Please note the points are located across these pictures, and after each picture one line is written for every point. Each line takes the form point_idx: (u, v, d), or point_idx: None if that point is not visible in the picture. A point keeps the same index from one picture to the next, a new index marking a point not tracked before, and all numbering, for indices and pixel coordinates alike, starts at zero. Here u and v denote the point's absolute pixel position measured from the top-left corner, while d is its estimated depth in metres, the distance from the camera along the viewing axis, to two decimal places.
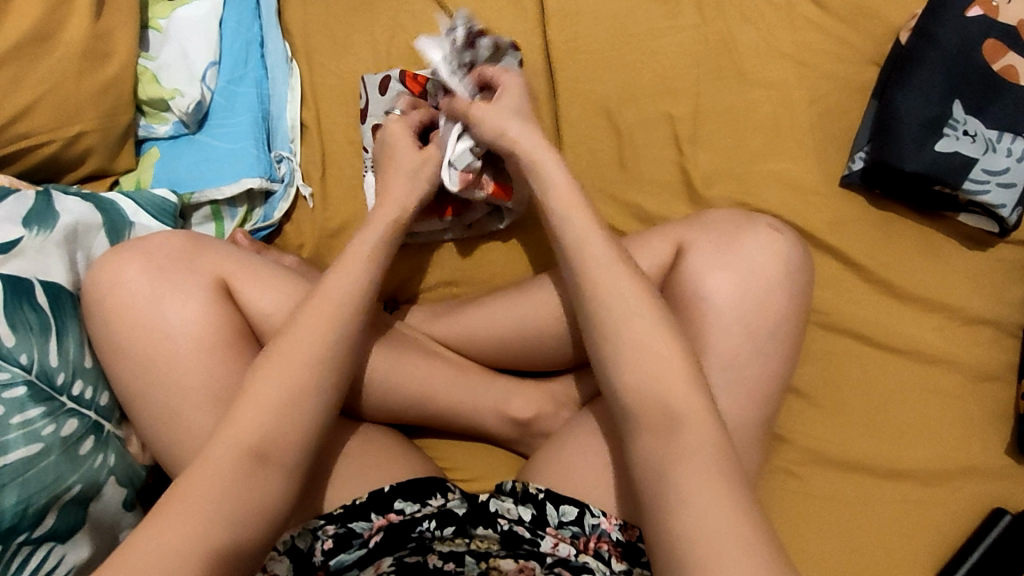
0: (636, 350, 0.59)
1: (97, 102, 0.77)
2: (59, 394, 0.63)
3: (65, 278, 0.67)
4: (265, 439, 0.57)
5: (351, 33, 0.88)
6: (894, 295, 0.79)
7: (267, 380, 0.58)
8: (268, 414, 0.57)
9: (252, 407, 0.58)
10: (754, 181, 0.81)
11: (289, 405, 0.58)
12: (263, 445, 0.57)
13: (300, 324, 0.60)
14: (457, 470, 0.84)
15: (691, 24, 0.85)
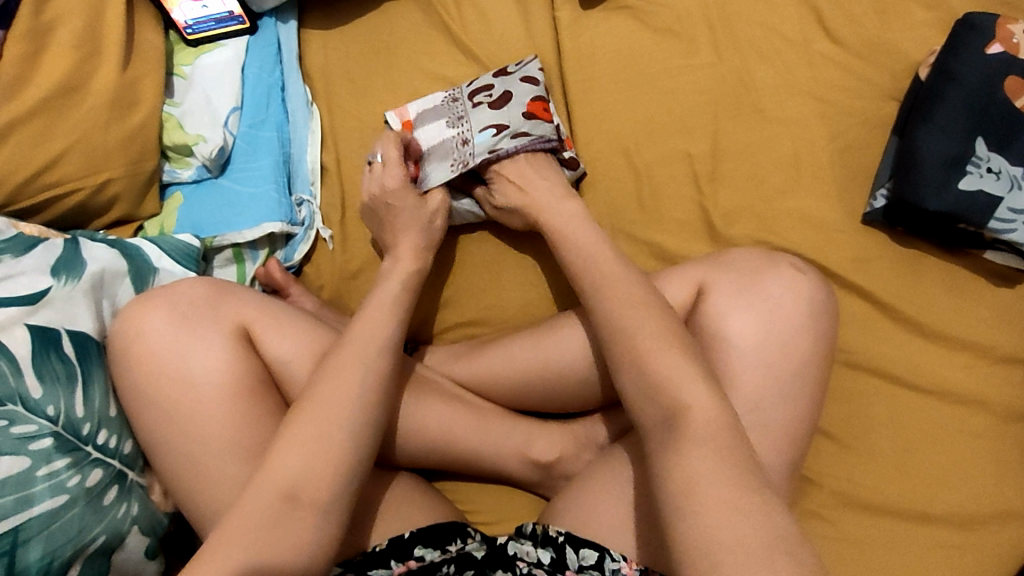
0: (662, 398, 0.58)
1: (123, 150, 0.79)
2: (84, 444, 0.63)
3: (91, 327, 0.68)
4: (300, 493, 0.57)
5: (371, 76, 0.89)
6: (920, 333, 0.78)
7: (307, 438, 0.59)
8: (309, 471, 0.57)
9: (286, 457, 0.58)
10: (774, 218, 0.81)
11: (320, 456, 0.58)
12: (304, 493, 0.57)
13: (341, 385, 0.61)
14: (478, 511, 0.84)
15: (708, 62, 0.85)
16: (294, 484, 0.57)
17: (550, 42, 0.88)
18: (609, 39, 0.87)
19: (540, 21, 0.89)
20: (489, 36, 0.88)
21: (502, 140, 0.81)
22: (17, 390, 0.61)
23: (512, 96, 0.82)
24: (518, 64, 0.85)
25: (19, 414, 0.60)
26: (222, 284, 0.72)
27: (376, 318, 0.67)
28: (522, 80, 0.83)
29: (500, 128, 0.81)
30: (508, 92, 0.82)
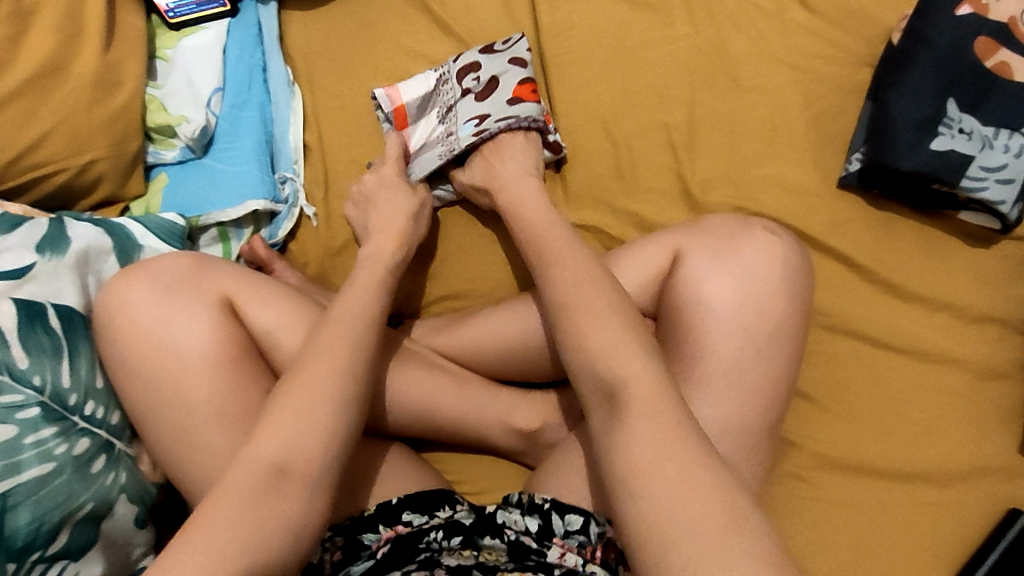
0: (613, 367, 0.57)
1: (106, 130, 0.80)
2: (71, 414, 0.64)
3: (77, 301, 0.69)
4: (291, 456, 0.58)
5: (351, 55, 0.90)
6: (896, 295, 0.79)
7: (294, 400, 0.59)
8: (295, 431, 0.58)
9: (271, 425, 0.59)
10: (750, 185, 0.82)
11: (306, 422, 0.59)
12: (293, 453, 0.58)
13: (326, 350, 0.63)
14: (466, 483, 0.85)
15: (684, 33, 0.86)
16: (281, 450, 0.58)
17: (528, 18, 0.89)
18: (586, 12, 0.88)
19: None
20: (468, 13, 0.89)
21: (486, 126, 0.82)
22: (4, 361, 0.62)
23: (498, 83, 0.84)
24: (506, 42, 0.86)
25: (6, 384, 0.61)
26: (204, 258, 0.73)
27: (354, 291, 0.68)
28: (510, 62, 0.84)
29: (483, 118, 0.83)
30: (495, 80, 0.84)
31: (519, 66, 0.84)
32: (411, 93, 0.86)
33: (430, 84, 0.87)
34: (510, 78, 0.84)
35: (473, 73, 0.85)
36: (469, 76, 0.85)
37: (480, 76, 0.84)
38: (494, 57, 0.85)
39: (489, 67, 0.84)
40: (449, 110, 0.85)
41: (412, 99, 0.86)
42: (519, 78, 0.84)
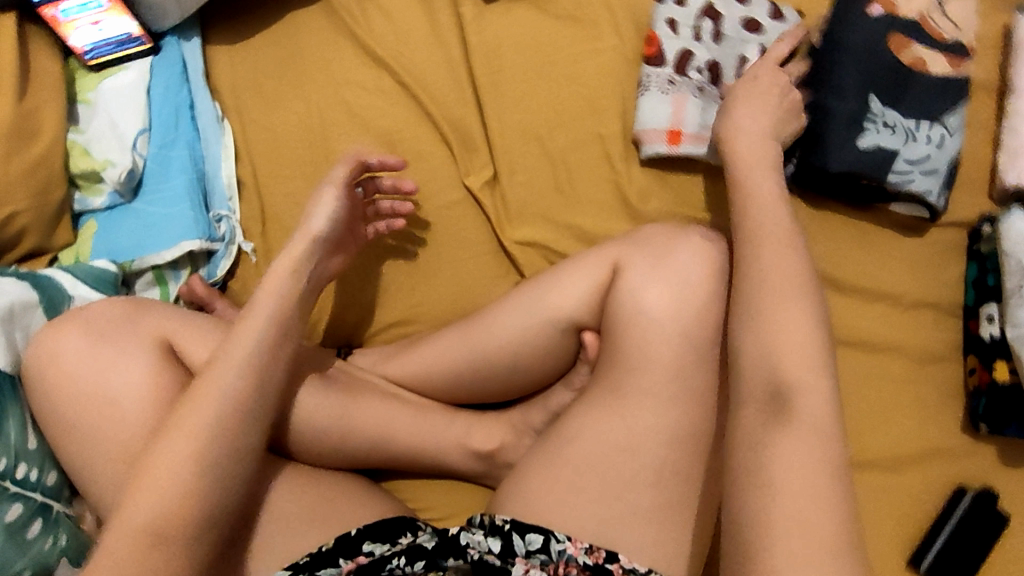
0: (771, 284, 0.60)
1: (28, 181, 0.78)
2: (1, 479, 0.62)
3: (4, 361, 0.67)
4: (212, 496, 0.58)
5: (280, 85, 0.89)
6: (834, 288, 0.81)
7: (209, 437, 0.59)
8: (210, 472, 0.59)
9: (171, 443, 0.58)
10: (688, 191, 0.83)
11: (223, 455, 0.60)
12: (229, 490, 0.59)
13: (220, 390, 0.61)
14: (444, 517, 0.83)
15: (610, 46, 0.87)
16: (189, 479, 0.58)
17: (456, 39, 0.89)
18: (512, 31, 0.88)
19: (446, 21, 0.90)
20: (393, 37, 0.89)
21: (705, 104, 0.82)
22: None
23: (715, 7, 0.83)
24: None
25: None
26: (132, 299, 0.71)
27: (282, 303, 0.67)
28: (683, 6, 0.83)
29: (706, 107, 0.82)
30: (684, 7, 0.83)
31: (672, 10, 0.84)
32: (663, 93, 0.82)
33: (646, 95, 0.82)
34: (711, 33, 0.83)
35: (662, 57, 0.83)
36: (669, 37, 0.83)
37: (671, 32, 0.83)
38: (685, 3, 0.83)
39: (689, 51, 0.83)
40: (669, 81, 0.82)
41: (666, 88, 0.82)
42: (707, 17, 0.83)
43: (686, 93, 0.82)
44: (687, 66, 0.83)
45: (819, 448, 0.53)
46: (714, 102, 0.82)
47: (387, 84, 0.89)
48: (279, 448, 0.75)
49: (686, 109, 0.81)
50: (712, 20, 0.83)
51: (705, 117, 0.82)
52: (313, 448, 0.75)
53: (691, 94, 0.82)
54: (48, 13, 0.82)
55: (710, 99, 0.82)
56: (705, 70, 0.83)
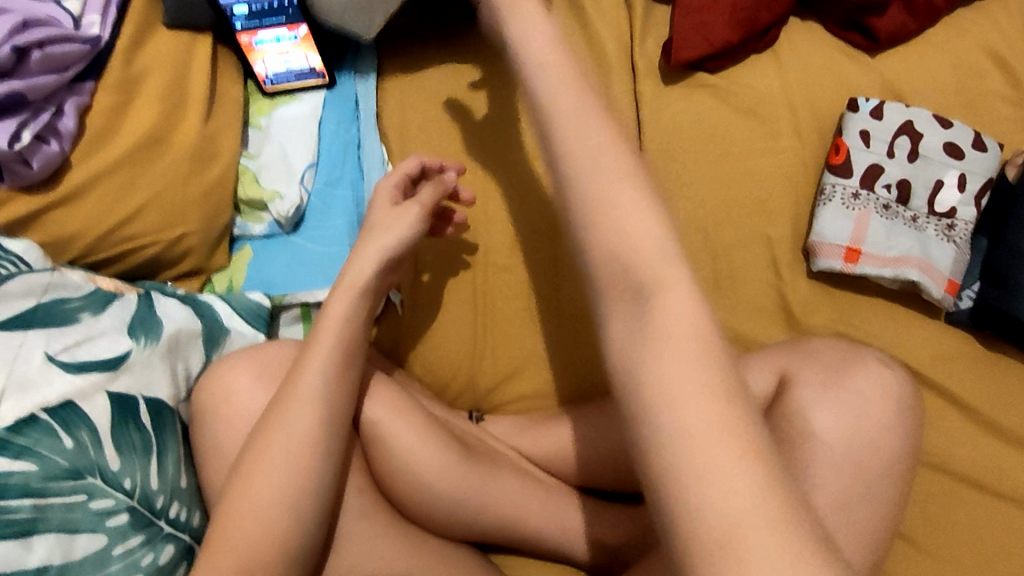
0: (595, 264, 0.49)
1: (201, 203, 0.78)
2: (157, 518, 0.61)
3: (168, 392, 0.66)
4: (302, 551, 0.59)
5: (448, 134, 0.88)
6: (999, 436, 0.77)
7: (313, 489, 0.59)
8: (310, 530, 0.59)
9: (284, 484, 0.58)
10: (853, 309, 0.80)
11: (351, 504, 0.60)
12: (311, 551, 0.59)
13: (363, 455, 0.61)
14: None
15: (790, 146, 0.85)
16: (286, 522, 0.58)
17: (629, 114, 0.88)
18: (690, 113, 0.86)
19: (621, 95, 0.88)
20: None
21: (891, 224, 0.78)
22: (96, 461, 0.58)
23: (914, 125, 0.80)
24: (875, 103, 0.81)
25: (98, 487, 0.58)
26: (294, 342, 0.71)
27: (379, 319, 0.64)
28: (880, 118, 0.80)
29: (892, 228, 0.78)
30: (880, 119, 0.80)
31: (865, 120, 0.80)
32: (843, 206, 0.79)
33: (830, 203, 0.79)
34: (906, 151, 0.80)
35: (848, 167, 0.80)
36: (858, 149, 0.80)
37: (862, 142, 0.80)
38: (882, 116, 0.80)
39: (878, 166, 0.80)
40: (854, 194, 0.79)
41: (848, 200, 0.79)
42: (903, 134, 0.80)
43: (870, 210, 0.79)
44: (874, 182, 0.80)
45: (700, 422, 0.42)
46: (900, 224, 0.79)
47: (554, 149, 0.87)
48: (407, 513, 0.73)
49: (868, 227, 0.78)
50: (909, 139, 0.80)
51: (891, 238, 0.78)
52: (442, 520, 0.73)
53: (876, 212, 0.79)
54: (244, 39, 0.84)
55: (897, 220, 0.79)
56: (893, 188, 0.80)
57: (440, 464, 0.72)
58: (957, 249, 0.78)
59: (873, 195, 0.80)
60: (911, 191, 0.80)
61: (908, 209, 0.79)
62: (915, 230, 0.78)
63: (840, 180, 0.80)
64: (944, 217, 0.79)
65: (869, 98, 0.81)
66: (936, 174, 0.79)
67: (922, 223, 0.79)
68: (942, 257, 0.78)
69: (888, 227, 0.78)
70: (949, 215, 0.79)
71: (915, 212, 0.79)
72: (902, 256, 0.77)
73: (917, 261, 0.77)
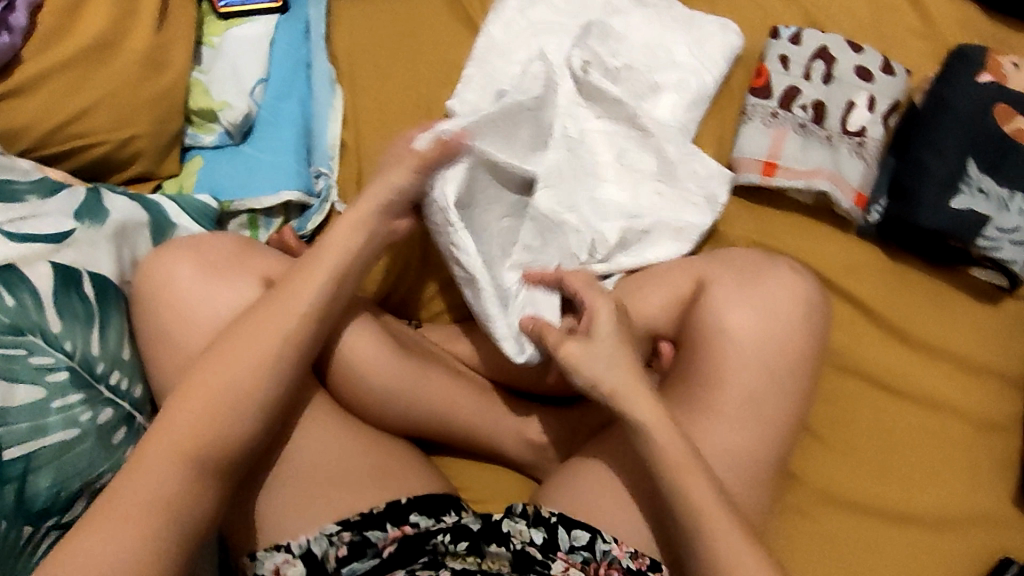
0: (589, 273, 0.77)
1: (150, 108, 0.80)
2: (98, 382, 0.64)
3: (112, 271, 0.69)
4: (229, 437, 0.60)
5: (396, 59, 0.92)
6: (904, 341, 0.81)
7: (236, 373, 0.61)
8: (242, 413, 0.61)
9: (251, 371, 0.62)
10: (771, 223, 0.85)
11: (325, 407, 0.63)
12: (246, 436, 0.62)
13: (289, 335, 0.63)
14: (485, 502, 0.83)
15: (718, 74, 0.90)
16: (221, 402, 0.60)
17: None
18: None
19: None
20: None
21: (806, 142, 0.84)
22: (37, 322, 0.62)
23: (828, 51, 0.86)
24: (795, 32, 0.87)
25: (38, 345, 0.61)
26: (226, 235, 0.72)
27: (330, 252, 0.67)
28: (796, 44, 0.86)
29: (806, 144, 0.84)
30: (797, 45, 0.86)
31: (784, 47, 0.87)
32: (760, 126, 0.85)
33: (749, 122, 0.85)
34: (822, 74, 0.86)
35: (767, 90, 0.86)
36: (777, 72, 0.86)
37: (780, 67, 0.86)
38: (798, 43, 0.86)
39: (795, 87, 0.86)
40: (772, 114, 0.85)
41: (766, 120, 0.85)
42: (817, 59, 0.86)
43: (786, 128, 0.85)
44: (792, 103, 0.85)
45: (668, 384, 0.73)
46: (814, 142, 0.84)
47: None
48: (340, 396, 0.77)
49: (784, 143, 0.84)
50: (824, 63, 0.86)
51: (803, 153, 0.84)
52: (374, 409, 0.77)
53: (792, 130, 0.85)
54: None
55: (812, 137, 0.84)
56: (810, 109, 0.85)
57: (368, 352, 0.76)
58: (866, 166, 0.84)
59: (789, 115, 0.85)
60: (828, 111, 0.85)
61: (824, 128, 0.85)
62: (828, 147, 0.84)
63: (759, 102, 0.86)
64: (858, 136, 0.84)
65: (788, 28, 0.88)
66: (848, 96, 0.85)
67: (836, 141, 0.84)
68: (851, 170, 0.84)
69: (803, 145, 0.84)
70: (861, 134, 0.84)
71: (831, 131, 0.84)
72: (812, 170, 0.83)
73: (827, 174, 0.83)
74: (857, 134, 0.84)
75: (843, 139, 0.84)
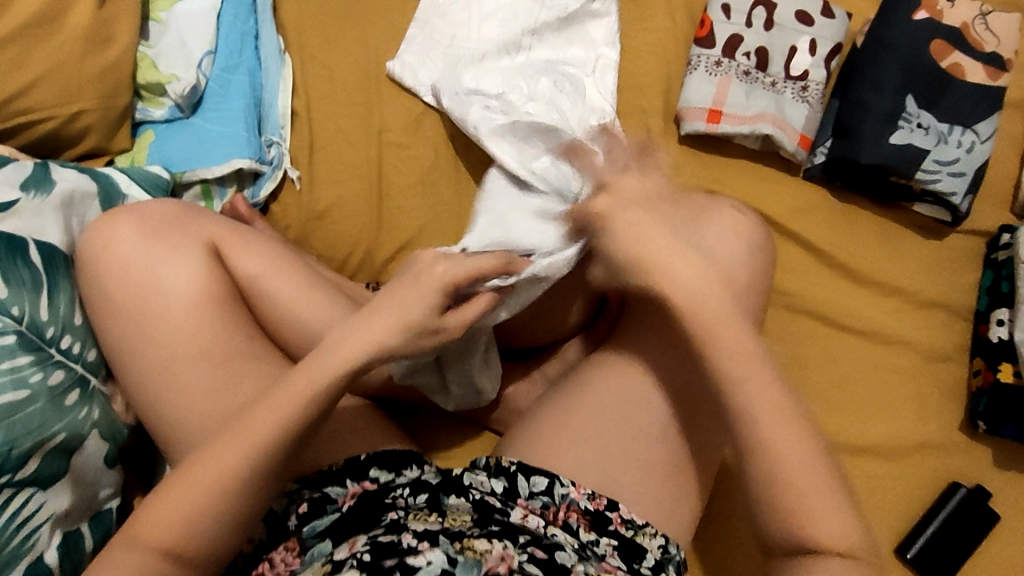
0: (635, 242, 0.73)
1: (97, 82, 0.81)
2: (48, 346, 0.66)
3: (60, 239, 0.70)
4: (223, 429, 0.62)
5: (343, 27, 0.93)
6: (852, 279, 0.83)
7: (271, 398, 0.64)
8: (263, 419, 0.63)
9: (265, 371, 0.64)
10: (719, 170, 0.86)
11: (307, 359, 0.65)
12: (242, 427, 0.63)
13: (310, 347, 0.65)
14: (450, 458, 0.86)
15: (662, 26, 0.91)
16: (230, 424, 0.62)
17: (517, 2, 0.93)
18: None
19: None
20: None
21: (751, 89, 0.85)
22: None
23: None
24: None
25: None
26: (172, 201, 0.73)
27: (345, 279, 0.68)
28: None
29: (752, 90, 0.85)
30: None
31: None
32: (708, 76, 0.85)
33: (695, 71, 0.86)
34: (763, 20, 0.86)
35: (711, 39, 0.86)
36: (720, 20, 0.86)
37: (723, 15, 0.87)
38: None
39: (737, 35, 0.86)
40: (716, 62, 0.86)
41: (712, 69, 0.86)
42: (758, 5, 0.87)
43: (732, 75, 0.85)
44: (735, 51, 0.86)
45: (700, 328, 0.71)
46: (759, 88, 0.85)
47: (444, 34, 0.92)
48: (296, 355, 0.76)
49: (731, 91, 0.85)
50: (765, 10, 0.86)
51: (750, 100, 0.84)
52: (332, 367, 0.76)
53: (737, 76, 0.85)
54: None
55: (756, 84, 0.85)
56: (752, 56, 0.86)
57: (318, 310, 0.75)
58: (810, 109, 0.85)
59: (734, 63, 0.86)
60: (771, 57, 0.86)
61: (766, 74, 0.86)
62: (773, 92, 0.85)
63: (704, 51, 0.86)
64: (799, 80, 0.86)
65: None
66: (790, 41, 0.86)
67: (779, 85, 0.85)
68: (796, 114, 0.85)
69: (750, 91, 0.85)
70: (802, 78, 0.86)
71: (774, 76, 0.86)
72: (760, 115, 0.84)
73: (774, 119, 0.83)
74: (799, 79, 0.86)
75: (786, 83, 0.86)
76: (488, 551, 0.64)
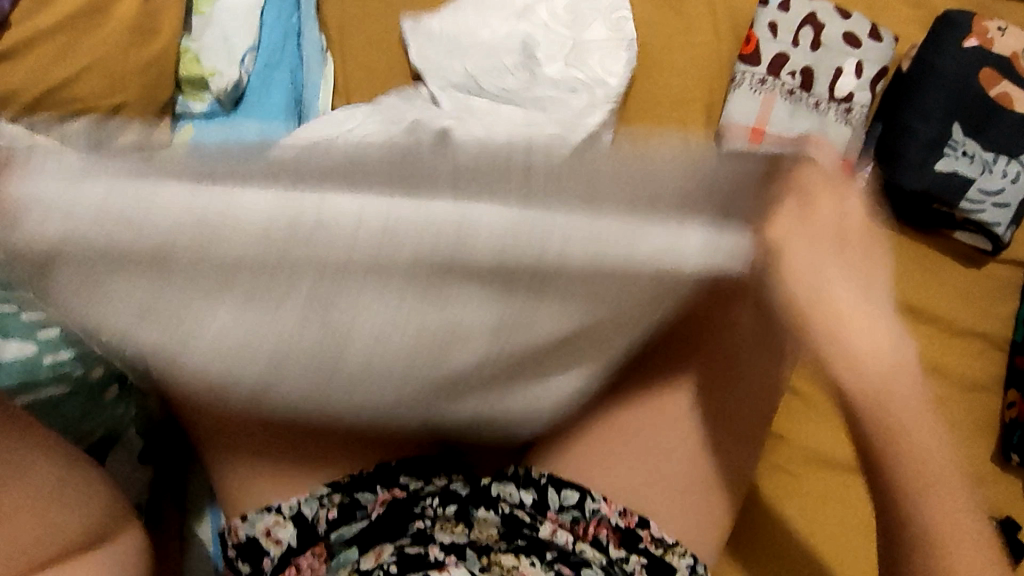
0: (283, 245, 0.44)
1: (141, 74, 0.81)
2: None
3: None
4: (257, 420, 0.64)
5: (387, 28, 0.93)
6: None
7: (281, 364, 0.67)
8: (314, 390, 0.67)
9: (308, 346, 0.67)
10: None
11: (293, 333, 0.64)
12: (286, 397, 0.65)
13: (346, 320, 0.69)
14: None
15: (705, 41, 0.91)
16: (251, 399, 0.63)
17: None
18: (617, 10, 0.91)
19: None
20: None
21: (796, 109, 0.85)
22: None
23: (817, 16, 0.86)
24: None
25: None
26: None
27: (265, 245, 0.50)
28: (786, 9, 0.86)
29: (796, 111, 0.85)
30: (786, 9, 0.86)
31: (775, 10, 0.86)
32: (752, 94, 0.85)
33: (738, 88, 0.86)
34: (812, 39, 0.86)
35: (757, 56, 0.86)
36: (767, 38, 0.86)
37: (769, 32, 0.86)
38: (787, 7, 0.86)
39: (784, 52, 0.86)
40: (761, 80, 0.85)
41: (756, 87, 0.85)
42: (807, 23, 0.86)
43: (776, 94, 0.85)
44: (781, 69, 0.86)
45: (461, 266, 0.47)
46: (805, 108, 0.85)
47: None
48: None
49: (775, 110, 0.85)
50: (813, 29, 0.86)
51: (794, 120, 0.85)
52: None
53: (782, 95, 0.85)
54: None
55: (802, 103, 0.85)
56: (799, 76, 0.85)
57: None
58: (854, 132, 0.85)
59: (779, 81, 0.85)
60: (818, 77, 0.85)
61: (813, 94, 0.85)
62: (818, 113, 0.85)
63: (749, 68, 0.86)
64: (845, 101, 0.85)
65: None
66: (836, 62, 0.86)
67: (825, 106, 0.85)
68: (839, 135, 0.85)
69: (795, 111, 0.85)
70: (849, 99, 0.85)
71: (819, 96, 0.85)
72: (803, 136, 0.84)
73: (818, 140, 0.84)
74: (845, 100, 0.85)
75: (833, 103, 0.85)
76: (513, 566, 0.65)
